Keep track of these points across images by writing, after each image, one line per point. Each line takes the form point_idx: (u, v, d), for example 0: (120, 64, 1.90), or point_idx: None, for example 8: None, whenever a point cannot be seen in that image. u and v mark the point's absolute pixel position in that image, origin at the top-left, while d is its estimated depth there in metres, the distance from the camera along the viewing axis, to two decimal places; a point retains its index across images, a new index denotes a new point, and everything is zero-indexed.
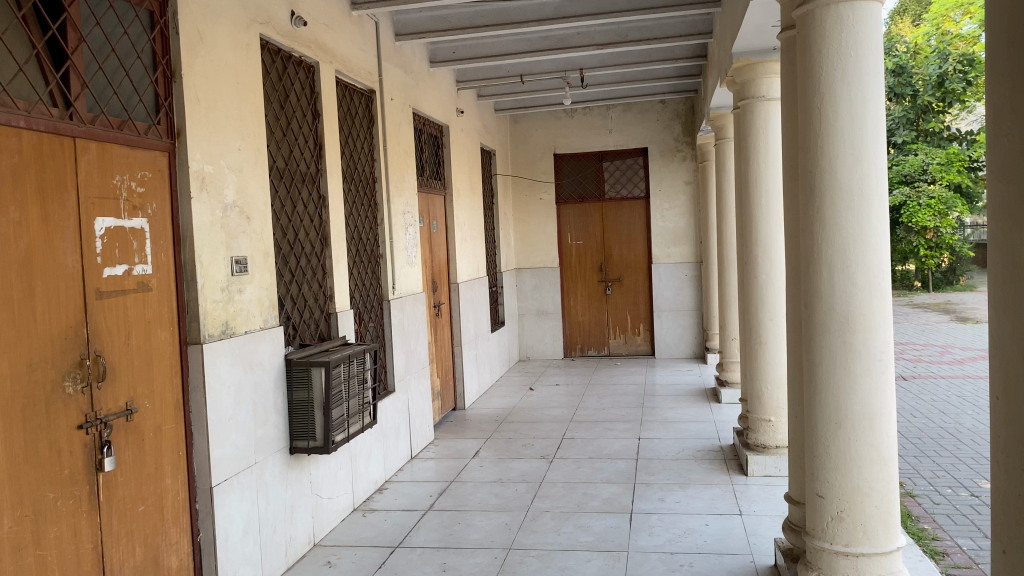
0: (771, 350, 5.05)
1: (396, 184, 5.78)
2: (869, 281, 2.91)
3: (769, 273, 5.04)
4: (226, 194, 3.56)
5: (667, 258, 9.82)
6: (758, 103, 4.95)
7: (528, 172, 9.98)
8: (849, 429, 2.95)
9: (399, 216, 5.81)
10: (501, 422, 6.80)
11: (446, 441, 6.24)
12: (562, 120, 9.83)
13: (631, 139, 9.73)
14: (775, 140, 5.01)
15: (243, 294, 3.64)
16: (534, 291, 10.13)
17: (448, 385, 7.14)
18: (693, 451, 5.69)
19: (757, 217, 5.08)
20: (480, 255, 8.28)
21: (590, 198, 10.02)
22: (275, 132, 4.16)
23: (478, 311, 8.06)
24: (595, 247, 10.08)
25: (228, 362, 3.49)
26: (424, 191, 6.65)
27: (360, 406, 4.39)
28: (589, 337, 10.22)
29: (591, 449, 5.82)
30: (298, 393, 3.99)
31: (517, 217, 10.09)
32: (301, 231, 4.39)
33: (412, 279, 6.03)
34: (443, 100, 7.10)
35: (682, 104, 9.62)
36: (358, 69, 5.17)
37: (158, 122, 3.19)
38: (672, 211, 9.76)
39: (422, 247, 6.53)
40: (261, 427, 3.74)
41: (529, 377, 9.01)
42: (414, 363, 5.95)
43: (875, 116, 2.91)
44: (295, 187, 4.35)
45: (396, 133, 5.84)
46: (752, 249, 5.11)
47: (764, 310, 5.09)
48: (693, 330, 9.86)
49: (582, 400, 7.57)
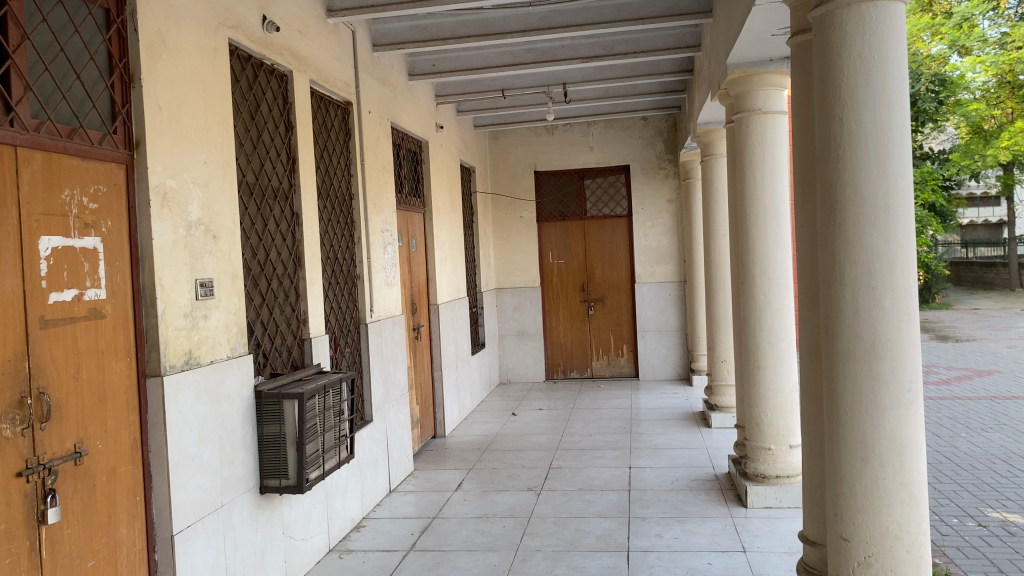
0: (771, 374, 4.83)
1: (374, 201, 5.50)
2: (897, 304, 2.68)
3: (768, 295, 4.82)
4: (190, 211, 3.25)
5: (650, 277, 9.61)
6: (754, 116, 4.78)
7: (509, 190, 9.73)
8: (877, 465, 2.68)
9: (377, 235, 5.52)
10: (484, 450, 6.49)
11: (426, 472, 5.92)
12: (542, 137, 9.61)
13: (612, 157, 9.53)
14: (774, 154, 4.79)
15: (208, 321, 3.33)
16: (514, 312, 9.85)
17: (428, 412, 6.83)
18: (687, 481, 5.43)
19: (754, 235, 4.85)
20: (460, 275, 8.00)
21: (571, 216, 9.79)
22: (245, 145, 3.86)
23: (459, 333, 7.76)
24: (577, 266, 9.84)
25: (191, 396, 3.17)
26: (402, 208, 6.36)
27: (336, 440, 4.07)
28: (571, 359, 9.95)
29: (581, 480, 5.53)
30: (269, 427, 3.68)
31: (496, 235, 9.83)
32: (273, 250, 4.08)
33: (391, 301, 5.73)
34: (422, 115, 6.84)
35: (664, 121, 9.44)
36: (334, 79, 4.89)
37: (114, 131, 2.88)
38: (655, 229, 9.57)
39: (401, 266, 6.23)
40: (228, 467, 3.42)
41: (511, 401, 8.71)
42: (393, 390, 5.64)
43: (900, 125, 2.67)
44: (267, 204, 4.04)
45: (373, 147, 5.56)
46: (749, 269, 4.88)
47: (762, 332, 4.85)
48: (677, 351, 9.63)
49: (567, 426, 7.29)
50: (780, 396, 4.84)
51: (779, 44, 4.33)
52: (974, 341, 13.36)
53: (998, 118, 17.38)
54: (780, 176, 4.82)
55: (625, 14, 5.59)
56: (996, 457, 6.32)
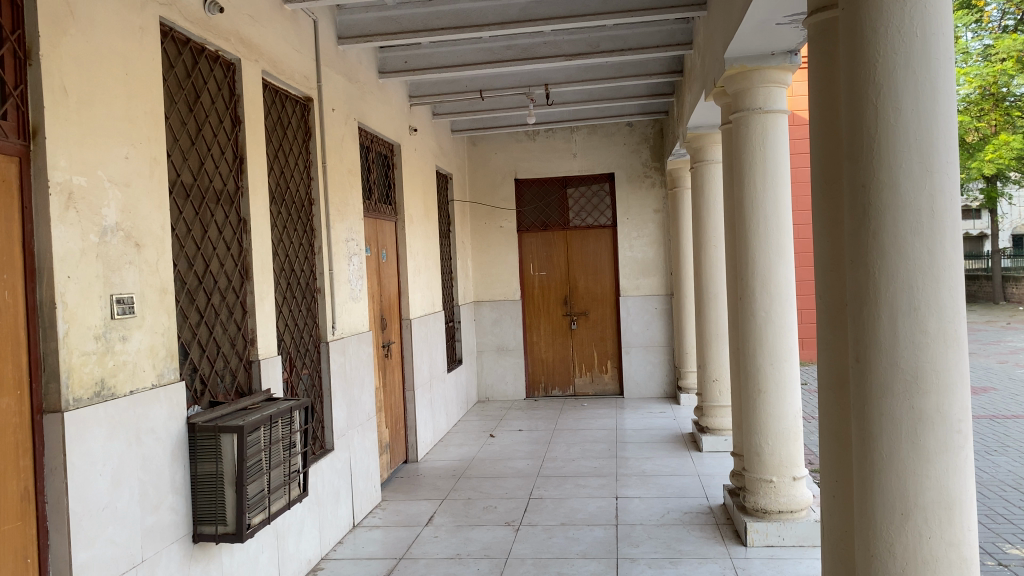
0: (773, 399, 4.36)
1: (338, 206, 5.01)
2: (943, 329, 2.24)
3: (770, 311, 4.37)
4: (105, 214, 2.75)
5: (635, 290, 9.18)
6: (753, 116, 4.37)
7: (488, 199, 9.28)
8: (920, 522, 2.24)
9: (342, 244, 5.04)
10: (459, 477, 6.00)
11: (395, 504, 5.41)
12: (523, 143, 9.18)
13: (596, 164, 9.11)
14: (775, 157, 4.37)
15: (127, 343, 2.83)
16: (493, 326, 9.37)
17: (399, 435, 6.33)
18: (680, 514, 4.96)
19: (754, 247, 4.41)
20: (435, 288, 7.52)
21: (553, 226, 9.35)
22: (181, 140, 3.37)
23: (434, 350, 7.28)
24: (559, 278, 9.39)
25: (103, 433, 2.66)
26: (371, 215, 5.88)
27: (285, 478, 3.56)
28: (553, 376, 9.48)
29: (563, 513, 5.05)
30: (205, 466, 3.18)
31: (474, 245, 9.37)
32: (214, 261, 3.59)
33: (356, 317, 5.23)
34: (394, 115, 6.37)
35: (650, 127, 9.04)
36: (291, 72, 4.41)
37: (4, 116, 2.38)
38: (641, 240, 9.14)
39: (370, 277, 5.75)
40: (151, 515, 2.90)
41: (489, 421, 8.21)
42: (357, 414, 5.14)
43: (947, 115, 2.24)
44: (208, 208, 3.55)
45: (338, 149, 5.08)
46: (749, 283, 4.43)
47: (764, 354, 4.38)
48: (664, 367, 9.18)
49: (549, 449, 6.81)
50: (783, 423, 4.38)
51: (782, 34, 3.92)
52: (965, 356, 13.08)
53: (981, 132, 17.17)
54: (782, 182, 4.39)
55: (612, 6, 5.16)
56: (1006, 484, 5.91)
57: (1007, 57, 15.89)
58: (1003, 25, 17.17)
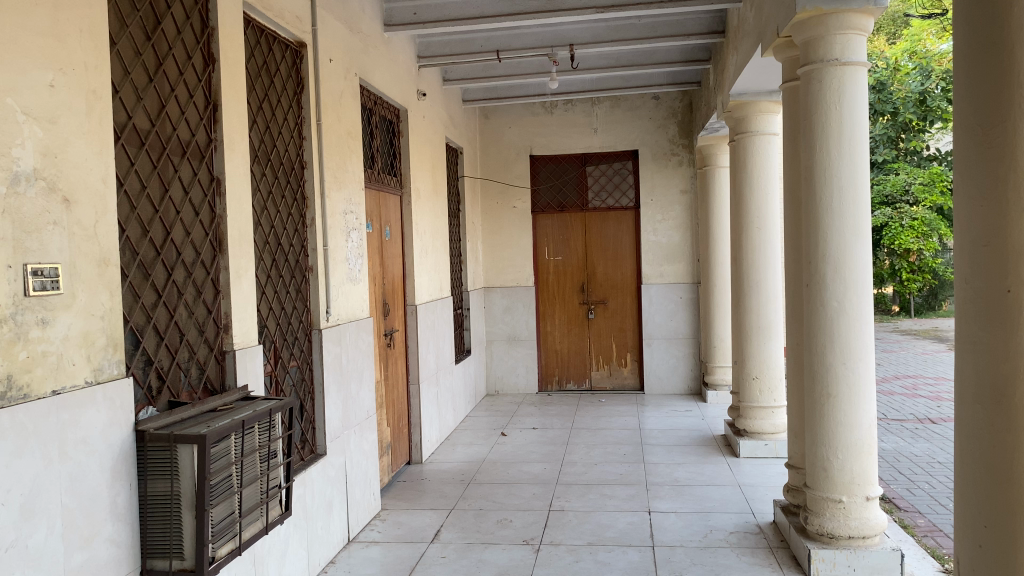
0: (845, 406, 3.69)
1: (335, 173, 4.33)
2: None
3: (843, 301, 3.69)
4: (18, 156, 2.08)
5: (659, 277, 8.49)
6: (828, 68, 3.68)
7: (501, 176, 8.60)
8: None
9: (339, 217, 4.36)
10: (468, 483, 5.33)
11: (396, 514, 4.75)
12: (539, 117, 8.51)
13: (618, 141, 8.43)
14: (852, 119, 3.68)
15: (49, 329, 2.17)
16: (504, 314, 8.72)
17: (401, 435, 5.66)
18: (725, 535, 4.30)
19: (825, 225, 3.72)
20: (444, 272, 6.84)
21: (571, 207, 8.64)
22: (135, 74, 2.68)
23: (441, 340, 6.61)
24: (576, 263, 8.70)
25: (9, 449, 2.00)
26: (374, 187, 5.20)
27: (261, 496, 2.89)
28: (568, 369, 8.81)
29: (589, 530, 4.39)
30: (158, 485, 2.52)
31: (485, 227, 8.69)
32: (179, 227, 2.92)
33: (355, 301, 4.56)
34: (401, 76, 5.68)
35: (678, 101, 8.35)
36: (281, 7, 3.73)
37: None
38: (666, 224, 8.45)
39: (371, 256, 5.08)
40: (81, 553, 2.24)
41: (500, 417, 7.55)
42: (355, 412, 4.48)
43: None
44: (171, 162, 2.88)
45: (335, 105, 4.39)
46: (819, 267, 3.74)
47: (835, 351, 3.71)
48: (688, 362, 8.52)
49: (567, 451, 6.15)
50: (855, 434, 3.70)
51: None
52: None
53: None
54: (861, 148, 3.70)
55: None
56: None
57: None
58: None
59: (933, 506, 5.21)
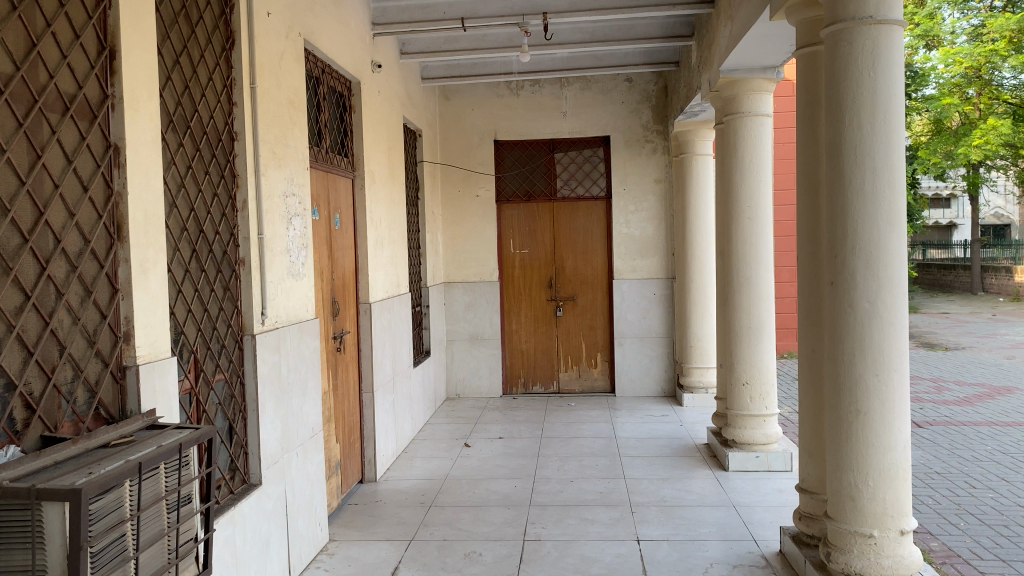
0: (878, 424, 3.14)
1: (273, 147, 3.64)
2: None
3: (875, 302, 3.14)
4: None
5: (632, 273, 7.94)
6: (862, 28, 3.12)
7: (463, 162, 7.96)
8: None
9: (278, 200, 3.67)
10: (430, 507, 4.69)
11: (346, 548, 4.09)
12: (504, 99, 7.91)
13: (589, 126, 7.86)
14: (888, 89, 3.13)
15: None
16: (465, 312, 8.08)
17: (353, 450, 4.99)
18: (727, 570, 3.73)
19: (857, 212, 3.17)
20: (401, 266, 6.19)
21: (538, 196, 8.04)
22: None
23: (398, 341, 5.94)
24: (543, 257, 8.10)
25: None
26: (321, 168, 4.52)
27: (167, 558, 2.22)
28: (534, 370, 8.22)
29: (572, 566, 3.79)
30: (15, 557, 1.84)
31: (445, 218, 8.03)
32: (56, 204, 2.22)
33: (298, 300, 3.89)
34: (353, 43, 5.01)
35: (653, 83, 7.80)
36: None
37: None
38: (639, 215, 7.90)
39: (317, 249, 4.40)
40: None
41: (462, 424, 6.92)
42: (296, 431, 3.81)
43: None
44: (46, 120, 2.18)
45: (274, 68, 3.70)
46: (848, 261, 3.20)
47: (865, 361, 3.16)
48: (662, 362, 8.00)
49: (538, 465, 5.55)
50: (889, 458, 3.14)
51: None
52: (965, 351, 12.40)
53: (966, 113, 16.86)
54: (898, 123, 3.15)
55: None
56: None
57: (1000, 37, 15.93)
58: (991, 7, 17.41)
59: (944, 526, 4.74)
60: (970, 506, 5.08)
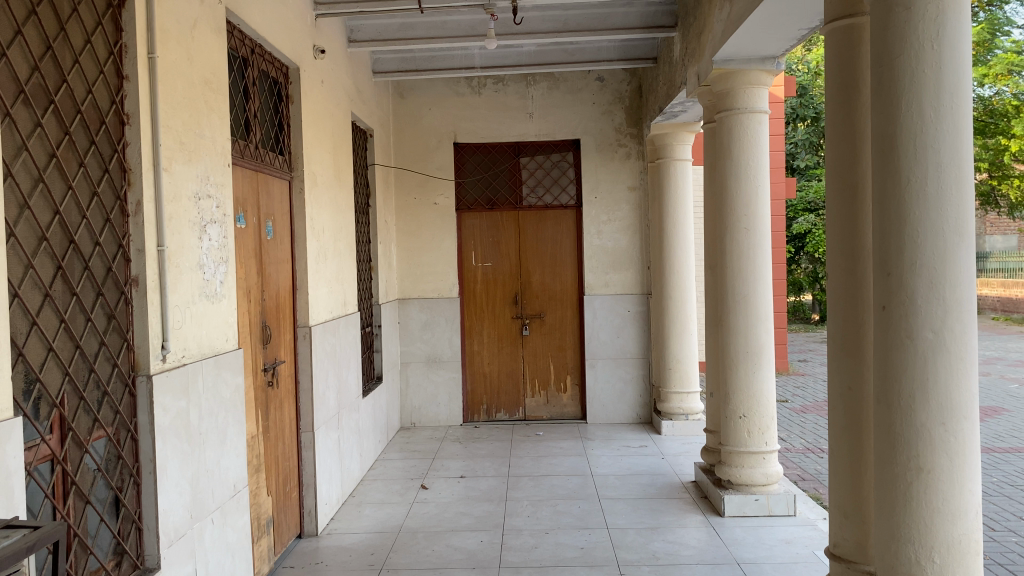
0: (945, 485, 2.50)
1: (179, 136, 2.88)
2: None
3: (939, 331, 2.51)
4: None
5: (604, 288, 7.30)
6: None
7: (419, 166, 7.23)
8: None
9: (187, 202, 2.91)
10: (380, 571, 3.93)
11: None
12: (464, 98, 7.23)
13: (557, 128, 7.21)
14: (956, 64, 2.50)
15: None
16: (422, 332, 7.34)
17: (289, 502, 4.21)
18: None
19: (918, 221, 2.53)
20: (349, 284, 5.44)
21: (502, 205, 7.34)
22: None
23: (344, 369, 5.19)
24: (508, 270, 7.40)
25: None
26: (249, 166, 3.77)
27: None
28: (497, 395, 7.50)
29: None
30: None
31: (400, 229, 7.29)
32: None
33: (214, 327, 3.12)
34: (289, 21, 4.27)
35: (626, 83, 7.19)
36: None
37: None
38: (611, 226, 7.26)
39: (242, 262, 3.64)
40: None
41: (418, 459, 6.16)
42: (211, 491, 3.04)
43: None
44: None
45: (184, 36, 2.95)
46: (906, 280, 2.56)
47: (929, 405, 2.52)
48: (636, 386, 7.35)
49: (507, 512, 4.83)
50: (959, 526, 2.50)
51: None
52: None
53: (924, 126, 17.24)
54: (967, 109, 2.52)
55: None
56: None
57: None
58: None
59: None
60: (996, 555, 4.48)
